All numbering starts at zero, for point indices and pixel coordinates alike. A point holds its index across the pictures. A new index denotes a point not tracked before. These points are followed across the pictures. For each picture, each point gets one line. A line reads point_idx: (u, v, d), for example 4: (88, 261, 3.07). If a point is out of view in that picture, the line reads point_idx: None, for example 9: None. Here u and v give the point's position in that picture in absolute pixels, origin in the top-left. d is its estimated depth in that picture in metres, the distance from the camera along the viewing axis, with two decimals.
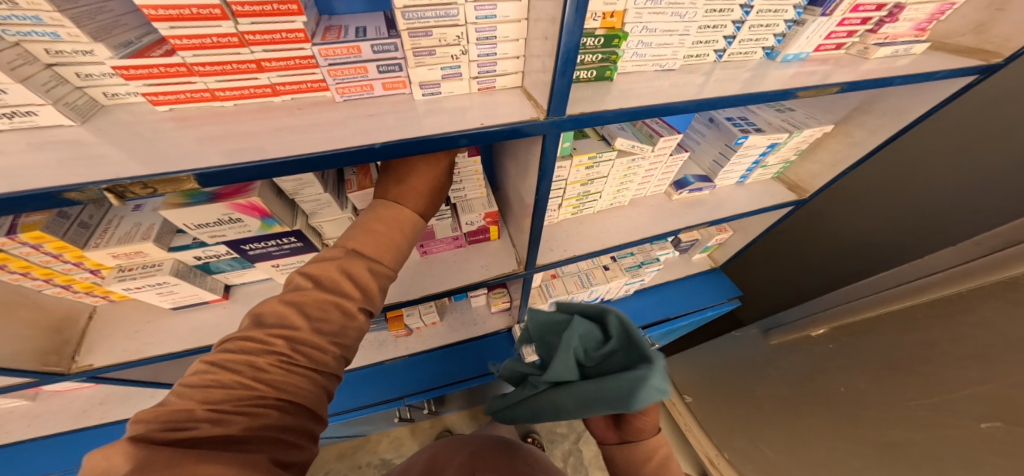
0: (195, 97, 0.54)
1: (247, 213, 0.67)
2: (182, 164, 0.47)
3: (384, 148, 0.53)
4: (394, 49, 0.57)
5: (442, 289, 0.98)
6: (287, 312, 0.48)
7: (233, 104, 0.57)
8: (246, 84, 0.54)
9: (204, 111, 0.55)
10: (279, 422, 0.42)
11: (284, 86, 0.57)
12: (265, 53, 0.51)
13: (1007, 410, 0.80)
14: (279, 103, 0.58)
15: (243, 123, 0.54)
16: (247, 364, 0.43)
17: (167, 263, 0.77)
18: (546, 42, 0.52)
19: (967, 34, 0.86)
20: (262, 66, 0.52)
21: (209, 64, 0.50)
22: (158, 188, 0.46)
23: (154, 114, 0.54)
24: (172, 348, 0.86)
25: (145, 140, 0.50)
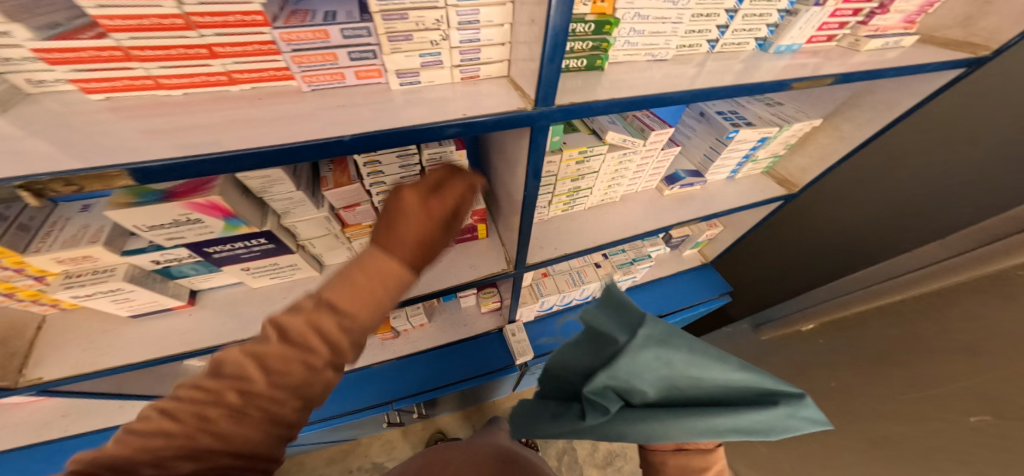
0: (135, 85, 0.48)
1: (208, 213, 0.61)
2: (116, 158, 0.41)
3: (354, 141, 0.48)
4: (367, 34, 0.52)
5: (428, 291, 0.93)
6: (247, 363, 0.42)
7: (182, 93, 0.51)
8: (197, 71, 0.49)
9: (145, 100, 0.49)
10: (227, 466, 0.41)
11: (242, 74, 0.51)
12: (217, 37, 0.46)
13: (993, 403, 0.78)
14: (236, 93, 0.53)
15: (194, 114, 0.49)
16: (195, 414, 0.39)
17: (120, 268, 0.71)
18: (532, 26, 0.48)
19: (954, 27, 0.85)
20: (215, 52, 0.47)
21: (150, 48, 0.45)
22: (86, 186, 0.40)
23: (87, 104, 0.47)
24: (131, 359, 0.80)
25: (78, 133, 0.44)
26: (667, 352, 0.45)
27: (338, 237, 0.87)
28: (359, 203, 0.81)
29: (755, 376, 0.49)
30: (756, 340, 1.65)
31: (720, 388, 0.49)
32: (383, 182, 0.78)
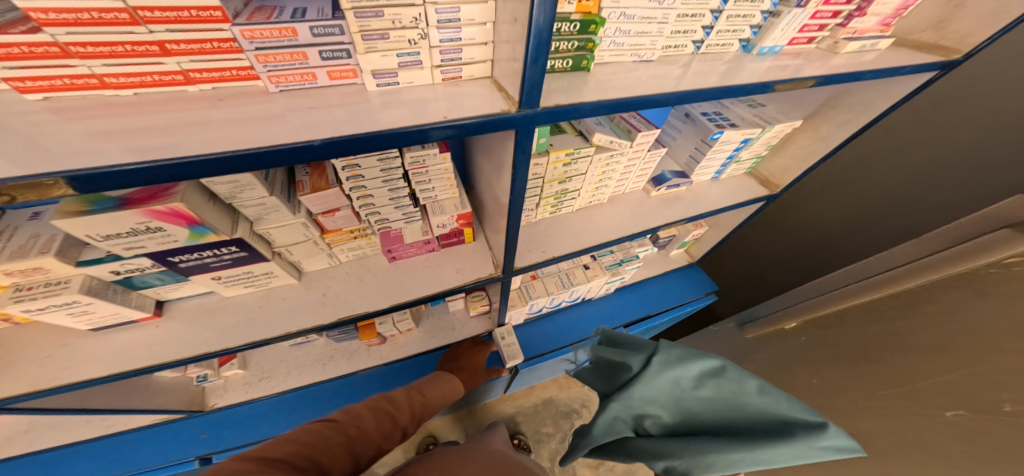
0: (78, 84, 0.45)
1: (170, 221, 0.57)
2: (56, 164, 0.37)
3: (325, 146, 0.45)
4: (339, 33, 0.49)
5: (413, 297, 0.90)
6: (342, 434, 0.64)
7: (132, 93, 0.48)
8: (148, 69, 0.45)
9: (91, 101, 0.46)
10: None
11: (199, 73, 0.48)
12: (169, 33, 0.43)
13: (972, 397, 0.77)
14: (195, 93, 0.50)
15: (147, 116, 0.46)
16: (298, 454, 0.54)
17: (75, 279, 0.66)
18: (516, 25, 0.46)
19: (927, 30, 0.87)
20: (168, 49, 0.44)
21: (91, 44, 0.41)
22: (17, 195, 0.36)
23: (22, 105, 0.43)
24: (92, 374, 0.74)
25: (15, 135, 0.40)
26: (675, 371, 0.66)
27: (316, 243, 0.83)
28: (338, 208, 0.78)
29: (767, 399, 0.60)
30: (741, 338, 1.67)
31: (736, 410, 0.62)
32: (363, 187, 0.76)
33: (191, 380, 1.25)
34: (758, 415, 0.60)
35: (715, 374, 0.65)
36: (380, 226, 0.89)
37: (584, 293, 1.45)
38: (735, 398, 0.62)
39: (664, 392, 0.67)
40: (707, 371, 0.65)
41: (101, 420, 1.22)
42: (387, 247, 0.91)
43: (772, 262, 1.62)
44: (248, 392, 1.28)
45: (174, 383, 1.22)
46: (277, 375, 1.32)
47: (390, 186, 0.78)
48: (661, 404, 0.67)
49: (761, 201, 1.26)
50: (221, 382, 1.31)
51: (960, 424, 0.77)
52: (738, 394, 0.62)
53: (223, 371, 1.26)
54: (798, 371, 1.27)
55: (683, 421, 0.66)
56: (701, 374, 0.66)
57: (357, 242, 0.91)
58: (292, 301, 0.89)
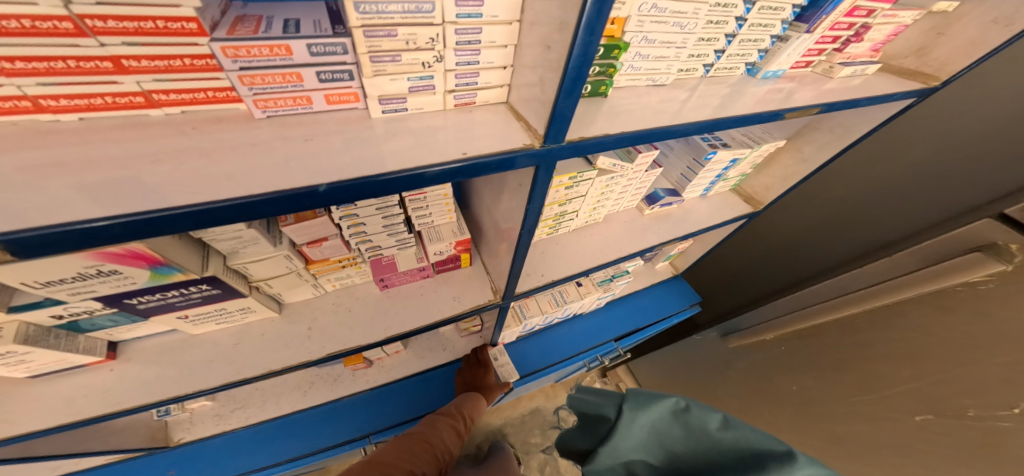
0: (8, 106, 0.37)
1: (128, 263, 0.48)
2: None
3: (331, 191, 0.39)
4: (342, 51, 0.43)
5: (408, 329, 0.84)
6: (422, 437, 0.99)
7: (78, 118, 0.40)
8: (99, 90, 0.38)
9: (21, 128, 0.38)
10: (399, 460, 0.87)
11: (163, 95, 0.41)
12: (127, 48, 0.36)
13: (938, 403, 0.85)
14: (160, 118, 0.42)
15: (108, 144, 0.38)
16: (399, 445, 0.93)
17: (9, 327, 0.56)
18: (548, 53, 0.42)
19: (909, 56, 0.95)
20: (124, 66, 0.37)
21: (23, 58, 0.33)
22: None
23: None
24: (28, 430, 0.62)
25: None
26: (643, 412, 0.61)
27: (300, 275, 0.76)
28: (326, 237, 0.72)
29: (733, 433, 0.52)
30: (723, 347, 1.73)
31: (707, 451, 0.53)
32: (355, 215, 0.70)
33: (150, 416, 1.16)
34: (729, 453, 0.51)
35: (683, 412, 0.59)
36: (370, 254, 0.82)
37: (576, 309, 1.43)
38: (706, 433, 0.54)
39: (638, 440, 0.60)
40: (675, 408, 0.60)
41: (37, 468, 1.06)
42: (379, 275, 0.85)
43: (750, 273, 1.70)
44: (219, 425, 1.18)
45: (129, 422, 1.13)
46: (253, 404, 1.21)
47: (385, 213, 0.73)
48: (640, 456, 0.59)
49: (745, 218, 1.31)
50: (185, 414, 1.20)
51: (929, 428, 0.84)
52: (702, 429, 0.55)
53: (188, 404, 1.14)
54: (780, 378, 1.34)
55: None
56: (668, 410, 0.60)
57: (346, 270, 0.84)
58: (271, 337, 0.80)
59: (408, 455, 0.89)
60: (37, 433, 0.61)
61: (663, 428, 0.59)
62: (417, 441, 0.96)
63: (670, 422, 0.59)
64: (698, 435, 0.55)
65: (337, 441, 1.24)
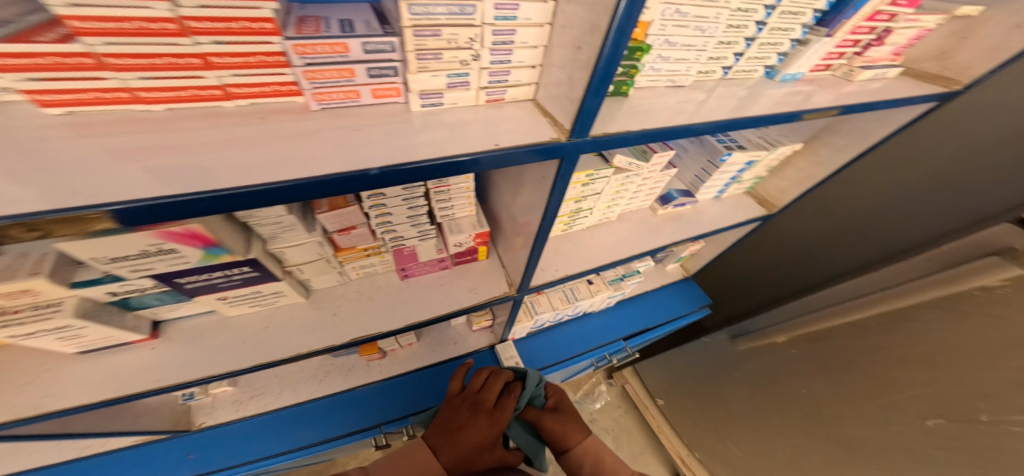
0: (104, 98, 0.41)
1: (186, 242, 0.53)
2: (97, 193, 0.34)
3: (381, 175, 0.44)
4: (391, 49, 0.47)
5: (427, 318, 0.88)
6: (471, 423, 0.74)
7: (164, 108, 0.44)
8: (185, 84, 0.42)
9: (118, 116, 0.43)
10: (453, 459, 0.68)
11: (239, 88, 0.45)
12: (214, 45, 0.40)
13: (946, 408, 0.91)
14: (231, 109, 0.47)
15: (184, 131, 0.43)
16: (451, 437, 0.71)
17: (69, 302, 0.59)
18: (579, 53, 0.46)
19: (929, 61, 0.95)
20: (210, 62, 0.41)
21: (126, 56, 0.37)
22: (53, 230, 0.32)
23: (39, 119, 0.40)
24: (76, 403, 0.65)
25: (38, 156, 0.37)
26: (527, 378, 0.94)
27: (329, 262, 0.81)
28: (354, 226, 0.77)
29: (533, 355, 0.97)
30: (733, 350, 1.73)
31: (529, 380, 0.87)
32: (383, 205, 0.74)
33: (175, 399, 1.20)
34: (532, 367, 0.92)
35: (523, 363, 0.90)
36: (393, 243, 0.86)
37: (586, 307, 1.45)
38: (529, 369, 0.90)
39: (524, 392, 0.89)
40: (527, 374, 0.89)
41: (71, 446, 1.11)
42: (401, 265, 0.89)
43: (759, 277, 1.69)
44: (239, 410, 1.22)
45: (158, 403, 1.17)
46: (271, 390, 1.26)
47: (410, 204, 0.77)
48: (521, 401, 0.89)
49: (758, 220, 1.32)
50: (206, 399, 1.24)
51: (938, 432, 0.92)
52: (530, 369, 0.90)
53: (211, 388, 1.20)
54: (789, 380, 1.39)
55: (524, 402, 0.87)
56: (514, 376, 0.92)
57: (370, 259, 0.88)
58: (298, 322, 0.84)
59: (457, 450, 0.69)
60: (88, 406, 0.65)
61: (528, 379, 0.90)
62: (445, 452, 0.68)
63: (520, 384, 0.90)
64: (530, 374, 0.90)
65: (348, 430, 1.25)
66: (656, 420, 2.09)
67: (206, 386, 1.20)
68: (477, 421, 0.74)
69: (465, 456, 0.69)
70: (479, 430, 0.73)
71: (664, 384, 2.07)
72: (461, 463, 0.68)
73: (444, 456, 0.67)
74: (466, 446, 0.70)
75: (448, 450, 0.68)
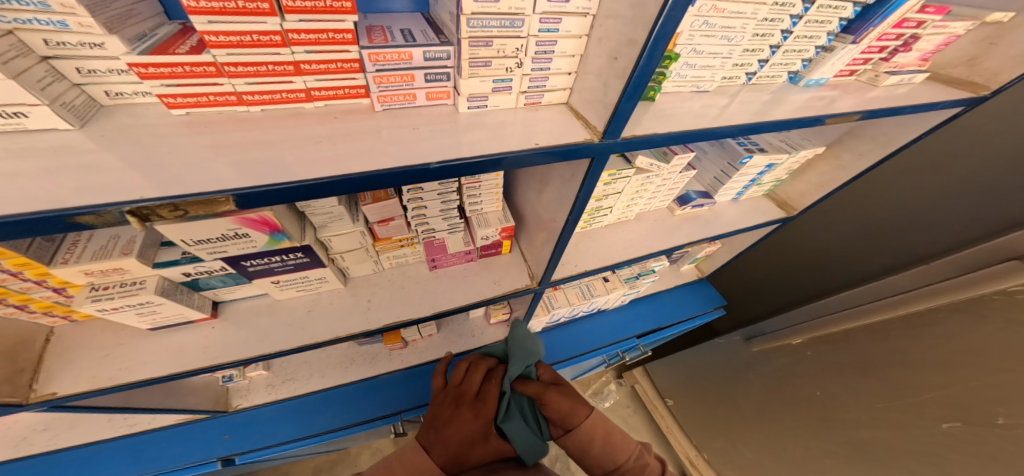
0: (218, 101, 0.50)
1: (255, 227, 0.60)
2: (217, 183, 0.41)
3: (439, 169, 0.50)
4: (446, 57, 0.55)
5: (454, 306, 0.94)
6: (453, 417, 0.74)
7: (259, 109, 0.53)
8: (280, 88, 0.51)
9: (226, 116, 0.51)
10: (441, 453, 0.68)
11: (320, 91, 0.54)
12: (306, 54, 0.49)
13: (965, 412, 0.93)
14: (311, 109, 0.55)
15: (274, 130, 0.51)
16: (434, 435, 0.71)
17: (150, 280, 0.65)
18: (615, 63, 0.51)
19: (959, 66, 0.97)
20: (301, 69, 0.50)
21: (242, 64, 0.47)
22: (189, 211, 0.40)
23: (167, 119, 0.49)
24: (147, 375, 0.70)
25: (165, 153, 0.44)
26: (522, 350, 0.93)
27: (368, 251, 0.87)
28: (393, 218, 0.83)
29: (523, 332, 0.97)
30: (748, 352, 1.72)
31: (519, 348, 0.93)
32: (420, 198, 0.80)
33: (217, 379, 1.17)
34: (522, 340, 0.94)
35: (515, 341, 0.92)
36: (425, 235, 0.92)
37: (601, 304, 1.49)
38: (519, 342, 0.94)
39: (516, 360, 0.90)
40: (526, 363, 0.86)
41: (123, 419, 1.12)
42: (431, 256, 0.95)
43: (773, 281, 1.70)
44: (272, 394, 1.20)
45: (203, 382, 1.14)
46: (302, 375, 1.24)
47: (444, 198, 0.83)
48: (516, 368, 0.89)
49: (778, 222, 1.33)
50: (243, 382, 1.22)
51: (955, 435, 0.94)
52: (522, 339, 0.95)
53: (248, 371, 1.18)
54: (800, 382, 1.42)
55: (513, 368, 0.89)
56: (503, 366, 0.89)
57: (403, 250, 0.94)
58: (338, 307, 0.89)
59: (443, 447, 0.70)
60: (157, 379, 0.70)
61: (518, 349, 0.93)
62: (435, 448, 0.69)
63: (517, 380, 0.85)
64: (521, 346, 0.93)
65: (371, 417, 1.25)
66: (665, 420, 2.12)
67: (244, 368, 1.17)
68: (462, 413, 0.75)
69: (456, 449, 0.70)
70: (467, 421, 0.74)
71: (674, 385, 2.09)
72: (453, 457, 0.70)
73: (435, 452, 0.68)
74: (455, 440, 0.71)
75: (438, 448, 0.69)
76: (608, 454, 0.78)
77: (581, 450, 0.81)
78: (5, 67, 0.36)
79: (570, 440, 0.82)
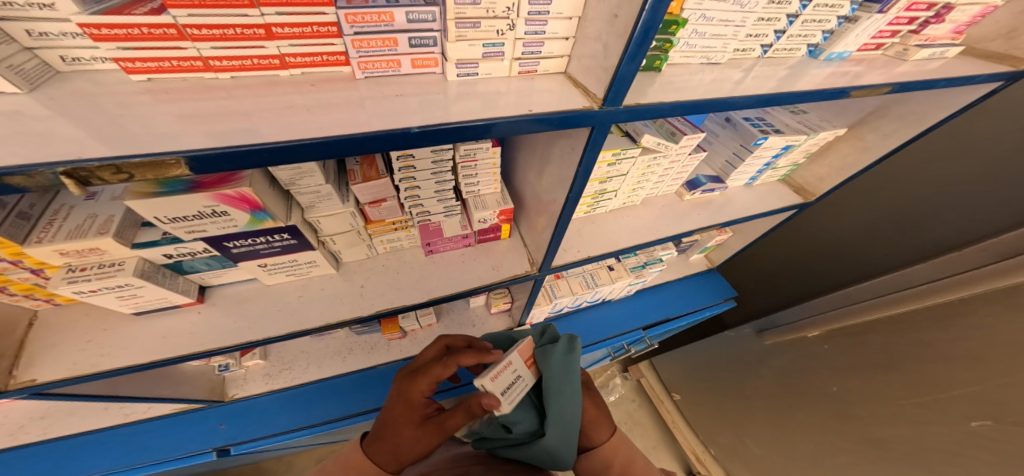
0: (183, 67, 0.46)
1: (235, 205, 0.57)
2: (173, 146, 0.38)
3: (421, 134, 0.46)
4: (431, 19, 0.51)
5: (450, 292, 0.90)
6: (389, 406, 0.69)
7: (229, 77, 0.49)
8: (250, 53, 0.47)
9: (191, 83, 0.47)
10: (377, 448, 0.64)
11: (295, 58, 0.50)
12: (278, 16, 0.45)
13: (996, 409, 0.89)
14: (286, 78, 0.51)
15: (245, 99, 0.47)
16: (374, 431, 0.68)
17: (130, 262, 0.63)
18: (615, 21, 0.46)
19: (997, 40, 0.87)
20: (272, 33, 0.46)
21: (206, 27, 0.43)
22: (136, 174, 0.37)
23: (127, 85, 0.45)
24: (133, 361, 0.69)
25: (120, 119, 0.41)
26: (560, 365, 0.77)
27: (359, 233, 0.84)
28: (384, 199, 0.79)
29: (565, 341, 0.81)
30: (759, 345, 1.65)
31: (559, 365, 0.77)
32: (413, 178, 0.76)
33: (213, 369, 1.16)
34: (563, 352, 0.79)
35: (560, 353, 0.78)
36: (419, 219, 0.88)
37: (606, 294, 1.44)
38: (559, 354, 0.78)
39: (554, 377, 0.75)
40: (567, 342, 0.80)
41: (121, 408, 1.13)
42: (426, 240, 0.91)
43: (786, 273, 1.62)
44: (269, 384, 1.19)
45: (197, 371, 1.13)
46: (299, 365, 1.23)
47: (438, 178, 0.79)
48: (551, 386, 0.75)
49: (794, 209, 1.26)
50: (240, 372, 1.21)
51: (984, 435, 0.90)
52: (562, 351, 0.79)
53: (244, 361, 1.17)
54: (816, 377, 1.36)
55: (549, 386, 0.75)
56: (518, 346, 0.75)
57: (397, 233, 0.90)
58: (330, 292, 0.87)
59: (379, 442, 0.65)
60: (139, 366, 0.68)
61: (557, 363, 0.77)
62: (372, 447, 0.65)
63: (558, 360, 0.78)
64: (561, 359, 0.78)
65: (366, 409, 1.22)
66: (671, 415, 2.09)
67: (240, 357, 1.16)
68: (395, 397, 0.70)
69: (384, 438, 0.65)
70: (398, 406, 0.68)
71: (682, 381, 2.04)
72: (388, 450, 0.64)
73: (372, 450, 0.65)
74: (386, 430, 0.66)
75: (373, 444, 0.65)
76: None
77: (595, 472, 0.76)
78: None
79: (584, 460, 0.77)
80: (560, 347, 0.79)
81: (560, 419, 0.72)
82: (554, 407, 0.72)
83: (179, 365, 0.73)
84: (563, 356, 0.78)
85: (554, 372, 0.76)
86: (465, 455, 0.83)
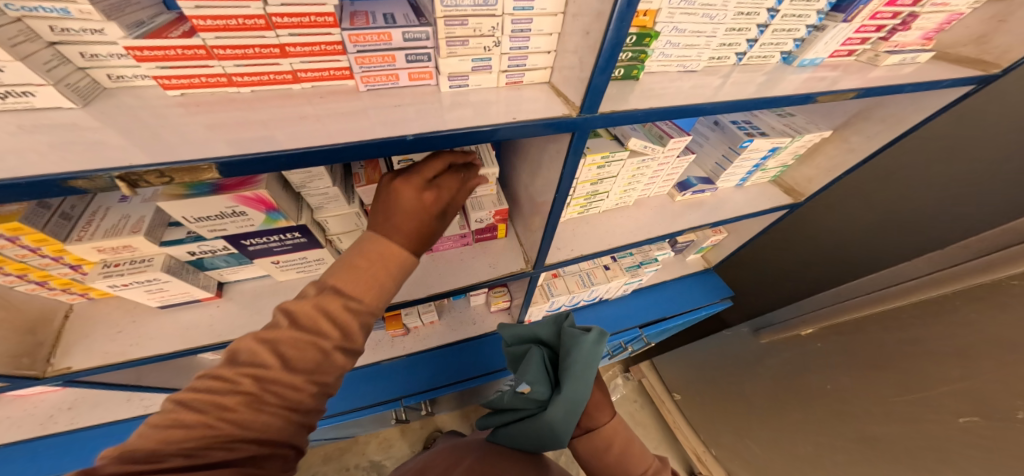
0: (210, 82, 0.53)
1: (252, 206, 0.63)
2: (197, 153, 0.43)
3: (415, 141, 0.51)
4: (425, 38, 0.57)
5: (448, 288, 0.95)
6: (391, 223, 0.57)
7: (250, 91, 0.56)
8: (267, 69, 0.53)
9: (217, 97, 0.54)
10: (371, 272, 0.54)
11: (306, 73, 0.56)
12: (290, 37, 0.51)
13: (983, 406, 0.90)
14: (298, 90, 0.57)
15: (263, 110, 0.53)
16: (357, 257, 0.54)
17: (158, 259, 0.69)
18: (587, 37, 0.51)
19: (968, 45, 0.91)
20: (286, 51, 0.52)
21: (230, 47, 0.49)
22: (175, 178, 0.43)
23: (163, 99, 0.52)
24: (158, 350, 0.75)
25: (153, 128, 0.47)
26: (584, 356, 0.76)
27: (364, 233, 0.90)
28: None
29: (598, 335, 0.77)
30: (756, 344, 1.68)
31: (583, 357, 0.76)
32: None
33: None
34: (591, 345, 0.76)
35: (587, 345, 0.76)
36: None
37: (603, 293, 1.48)
38: (587, 347, 0.76)
39: (575, 366, 0.75)
40: (598, 337, 0.77)
41: (140, 401, 1.20)
42: None
43: (783, 272, 1.64)
44: None
45: None
46: None
47: None
48: (569, 373, 0.75)
49: (785, 209, 1.29)
50: None
51: (973, 430, 0.91)
52: (590, 345, 0.77)
53: None
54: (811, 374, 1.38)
55: (567, 373, 0.76)
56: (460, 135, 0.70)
57: None
58: None
59: (375, 262, 0.55)
60: (164, 355, 0.75)
61: (581, 354, 0.76)
62: (375, 289, 0.54)
63: (587, 348, 0.77)
64: (586, 352, 0.76)
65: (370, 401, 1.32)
66: (672, 415, 2.11)
67: None
68: (404, 206, 0.58)
69: (391, 253, 0.56)
70: (415, 219, 0.58)
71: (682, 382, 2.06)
72: (392, 266, 0.56)
73: (375, 295, 0.54)
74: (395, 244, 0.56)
75: (368, 264, 0.54)
76: (622, 467, 0.76)
77: (592, 455, 0.79)
78: (12, 49, 0.39)
79: (584, 444, 0.80)
80: (588, 339, 0.77)
81: (572, 400, 0.75)
82: (566, 392, 0.75)
83: (198, 355, 0.79)
84: (590, 350, 0.76)
85: (575, 362, 0.76)
86: (464, 444, 0.87)
